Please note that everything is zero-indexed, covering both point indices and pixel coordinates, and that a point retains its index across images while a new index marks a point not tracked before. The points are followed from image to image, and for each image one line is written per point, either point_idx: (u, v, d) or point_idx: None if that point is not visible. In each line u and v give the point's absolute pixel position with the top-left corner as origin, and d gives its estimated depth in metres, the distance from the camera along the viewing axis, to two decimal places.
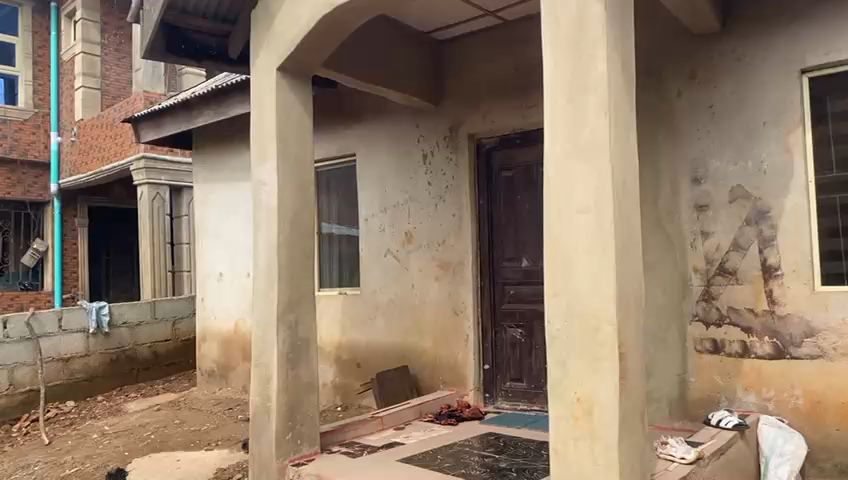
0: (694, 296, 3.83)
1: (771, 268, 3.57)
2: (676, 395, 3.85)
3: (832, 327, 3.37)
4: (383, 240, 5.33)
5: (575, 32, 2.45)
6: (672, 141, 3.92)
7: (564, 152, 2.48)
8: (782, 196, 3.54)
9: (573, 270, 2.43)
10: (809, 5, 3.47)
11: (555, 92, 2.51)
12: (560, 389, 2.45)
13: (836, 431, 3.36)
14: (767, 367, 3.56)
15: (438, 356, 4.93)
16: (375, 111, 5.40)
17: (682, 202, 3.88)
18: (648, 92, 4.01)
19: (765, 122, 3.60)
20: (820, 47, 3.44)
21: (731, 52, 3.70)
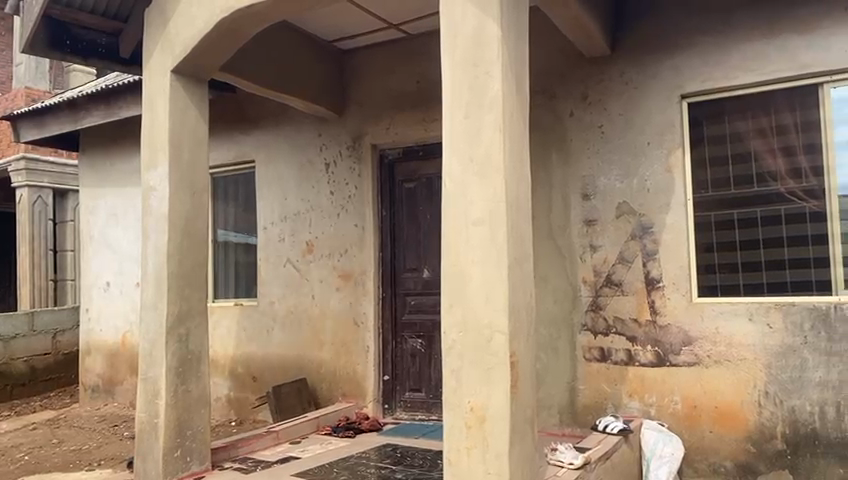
0: (583, 307, 3.99)
1: (653, 280, 3.78)
2: (566, 401, 4.00)
3: (706, 336, 3.62)
4: (282, 249, 5.23)
5: (472, 50, 2.51)
6: (564, 159, 4.08)
7: (460, 166, 2.53)
8: (664, 212, 3.77)
9: (468, 281, 2.48)
10: (689, 37, 3.72)
11: (452, 108, 2.56)
12: (455, 399, 2.48)
13: (709, 433, 3.59)
14: (649, 375, 3.76)
15: (337, 367, 4.88)
16: (275, 118, 5.31)
17: (573, 217, 4.04)
18: (543, 111, 4.17)
19: (649, 143, 3.82)
20: (698, 74, 3.69)
21: (620, 76, 3.92)
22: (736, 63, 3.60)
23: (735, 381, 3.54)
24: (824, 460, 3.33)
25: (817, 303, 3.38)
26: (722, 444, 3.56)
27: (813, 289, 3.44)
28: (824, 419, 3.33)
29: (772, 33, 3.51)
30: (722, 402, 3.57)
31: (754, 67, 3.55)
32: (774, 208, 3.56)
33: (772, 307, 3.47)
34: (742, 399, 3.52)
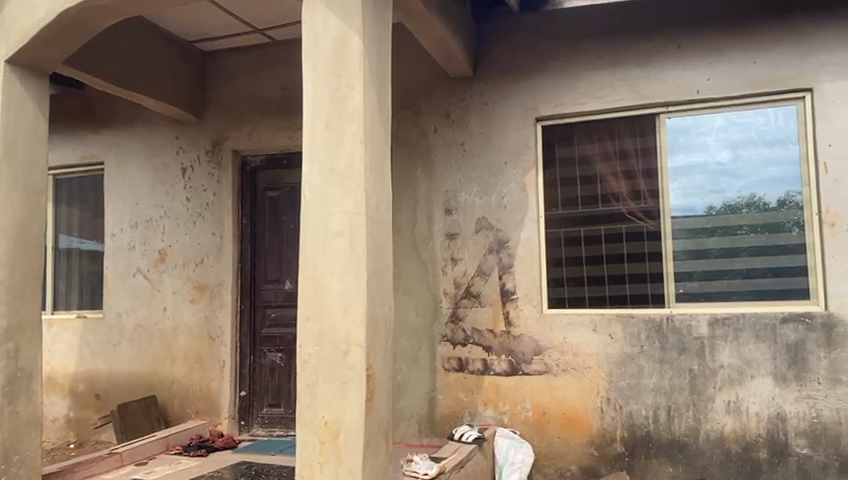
0: (443, 319, 4.07)
1: (508, 292, 3.94)
2: (425, 412, 4.06)
3: (555, 345, 3.82)
4: (132, 257, 4.91)
5: (335, 61, 2.50)
6: (428, 173, 4.16)
7: (321, 176, 2.50)
8: (519, 228, 3.94)
9: (326, 293, 2.45)
10: (544, 62, 3.94)
11: (314, 118, 2.52)
12: (308, 414, 2.44)
13: (557, 438, 3.78)
14: (503, 383, 3.90)
15: (190, 383, 4.64)
16: (129, 118, 5.00)
17: (435, 230, 4.12)
18: (408, 126, 4.23)
19: (506, 162, 3.99)
20: (551, 98, 3.92)
21: (480, 96, 4.07)
22: (585, 90, 3.85)
23: (581, 388, 3.75)
24: (656, 460, 3.61)
25: (652, 314, 3.67)
26: (568, 449, 3.76)
27: (649, 302, 3.73)
28: (657, 421, 3.62)
29: (617, 65, 3.80)
30: (568, 408, 3.77)
31: (601, 95, 3.82)
32: (616, 226, 3.83)
33: (613, 318, 3.73)
34: (586, 405, 3.74)
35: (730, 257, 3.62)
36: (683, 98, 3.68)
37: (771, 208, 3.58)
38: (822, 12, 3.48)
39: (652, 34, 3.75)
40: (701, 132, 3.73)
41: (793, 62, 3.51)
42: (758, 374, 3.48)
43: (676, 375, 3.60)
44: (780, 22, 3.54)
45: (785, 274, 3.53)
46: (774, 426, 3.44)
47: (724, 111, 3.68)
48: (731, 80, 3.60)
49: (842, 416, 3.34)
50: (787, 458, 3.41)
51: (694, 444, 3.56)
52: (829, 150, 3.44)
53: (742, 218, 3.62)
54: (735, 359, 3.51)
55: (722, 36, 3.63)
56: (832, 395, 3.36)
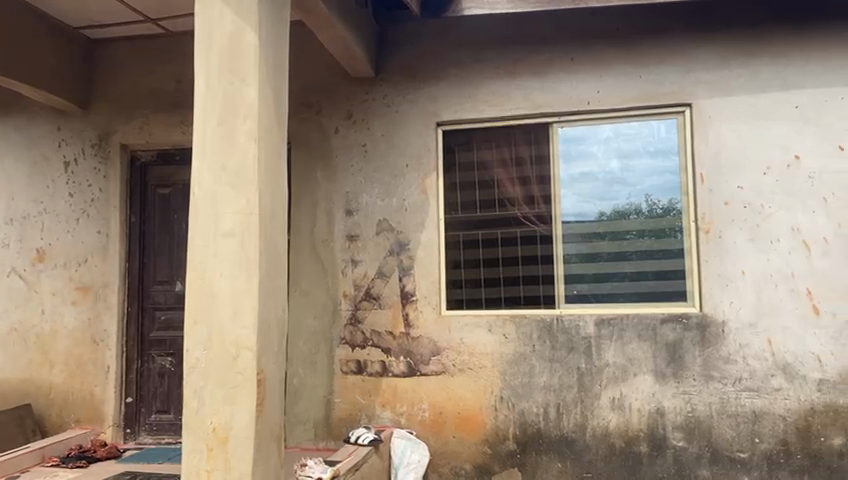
0: (342, 321, 4.04)
1: (407, 294, 3.97)
2: (321, 416, 4.01)
3: (452, 346, 3.88)
4: (6, 256, 4.56)
5: (228, 57, 2.43)
6: (328, 174, 4.12)
7: (211, 175, 2.42)
8: (419, 231, 3.97)
9: (216, 296, 2.38)
10: (445, 68, 3.99)
11: (206, 114, 2.44)
12: (195, 420, 2.36)
13: (453, 438, 3.84)
14: (401, 384, 3.92)
15: (70, 390, 4.36)
16: (4, 106, 4.65)
17: (335, 232, 4.09)
18: (308, 126, 4.17)
19: (407, 164, 4.02)
20: (451, 104, 3.98)
21: (382, 98, 4.07)
22: (483, 97, 3.94)
23: (476, 388, 3.83)
24: (546, 456, 3.74)
25: (544, 315, 3.80)
26: (462, 448, 3.83)
27: (541, 303, 3.86)
28: (547, 419, 3.75)
29: (514, 73, 3.91)
30: (463, 408, 3.84)
31: (499, 103, 3.92)
32: (512, 230, 3.93)
33: (508, 319, 3.83)
34: (480, 404, 3.82)
35: (618, 262, 3.81)
36: (575, 108, 3.83)
37: (655, 215, 3.79)
38: (700, 34, 3.73)
39: (547, 46, 3.88)
40: (592, 141, 3.90)
41: (674, 79, 3.74)
42: (640, 372, 3.67)
43: (566, 374, 3.74)
44: (663, 41, 3.76)
45: (667, 277, 3.75)
46: (653, 420, 3.65)
47: (612, 122, 3.87)
48: (619, 93, 3.79)
49: (714, 410, 3.59)
50: (665, 451, 3.63)
51: (580, 440, 3.71)
52: (705, 162, 3.69)
53: (629, 224, 3.82)
54: (618, 357, 3.70)
55: (611, 51, 3.81)
56: (705, 391, 3.60)
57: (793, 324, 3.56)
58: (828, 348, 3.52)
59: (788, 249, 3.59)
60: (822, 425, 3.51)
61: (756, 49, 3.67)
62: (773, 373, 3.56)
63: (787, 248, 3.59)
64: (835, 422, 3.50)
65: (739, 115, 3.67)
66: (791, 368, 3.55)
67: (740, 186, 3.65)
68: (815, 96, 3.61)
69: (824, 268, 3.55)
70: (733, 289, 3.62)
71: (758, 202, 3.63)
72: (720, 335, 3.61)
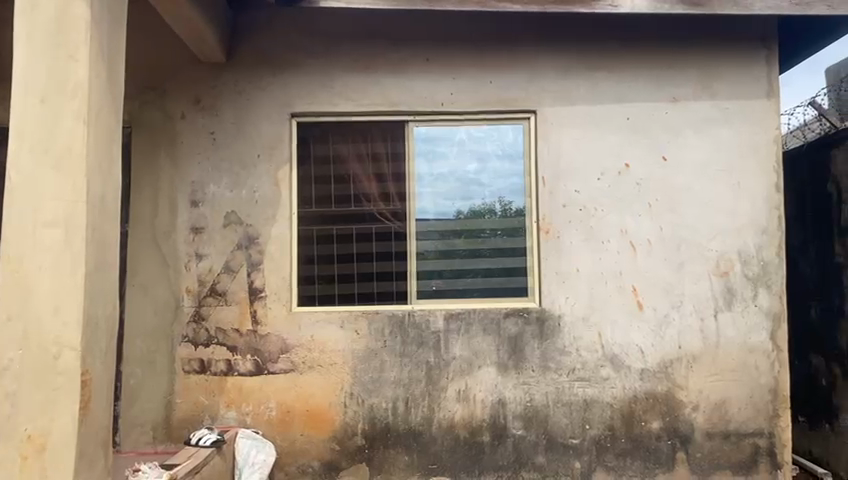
0: (184, 318, 3.84)
1: (256, 290, 3.85)
2: (160, 418, 3.80)
3: (302, 343, 3.82)
4: None
5: (53, 28, 2.22)
6: (172, 162, 3.89)
7: (31, 157, 2.20)
8: (269, 225, 3.87)
9: (34, 290, 2.17)
10: (300, 59, 3.91)
11: (26, 90, 2.22)
12: (7, 427, 2.14)
13: (300, 436, 3.79)
14: (247, 383, 3.81)
15: None
16: None
17: (179, 223, 3.88)
18: (151, 109, 3.91)
19: (259, 156, 3.90)
20: (306, 96, 3.91)
21: (233, 85, 3.91)
22: (339, 90, 3.91)
23: (325, 384, 3.80)
24: (393, 450, 3.79)
25: (395, 311, 3.84)
26: (310, 445, 3.79)
27: (393, 299, 3.90)
28: (395, 413, 3.80)
29: (370, 69, 3.91)
30: (312, 405, 3.79)
31: (354, 97, 3.90)
32: (366, 226, 3.93)
33: (359, 315, 3.82)
34: (329, 401, 3.80)
35: (473, 259, 3.96)
36: (430, 108, 3.91)
37: (508, 214, 3.97)
38: (546, 44, 3.94)
39: (404, 43, 3.92)
40: (445, 140, 3.99)
41: (521, 85, 3.92)
42: (485, 364, 3.82)
43: (414, 368, 3.81)
44: (513, 48, 3.93)
45: (516, 274, 3.94)
46: (495, 410, 3.81)
47: (465, 124, 3.98)
48: (471, 95, 3.91)
49: (550, 399, 3.82)
50: (505, 439, 3.81)
51: (427, 432, 3.80)
52: (547, 165, 3.90)
53: (484, 223, 3.97)
54: (465, 351, 3.82)
55: (464, 54, 3.92)
56: (542, 381, 3.82)
57: (620, 318, 3.86)
58: (649, 340, 3.86)
59: (618, 249, 3.89)
60: (643, 411, 3.84)
61: (596, 62, 3.94)
62: (603, 363, 3.85)
63: (616, 248, 3.89)
64: (653, 408, 3.85)
65: (578, 123, 3.92)
66: (617, 359, 3.85)
67: (577, 189, 3.90)
68: (644, 109, 3.94)
69: (647, 268, 3.89)
70: (569, 286, 3.86)
71: (593, 205, 3.89)
72: (557, 328, 3.84)
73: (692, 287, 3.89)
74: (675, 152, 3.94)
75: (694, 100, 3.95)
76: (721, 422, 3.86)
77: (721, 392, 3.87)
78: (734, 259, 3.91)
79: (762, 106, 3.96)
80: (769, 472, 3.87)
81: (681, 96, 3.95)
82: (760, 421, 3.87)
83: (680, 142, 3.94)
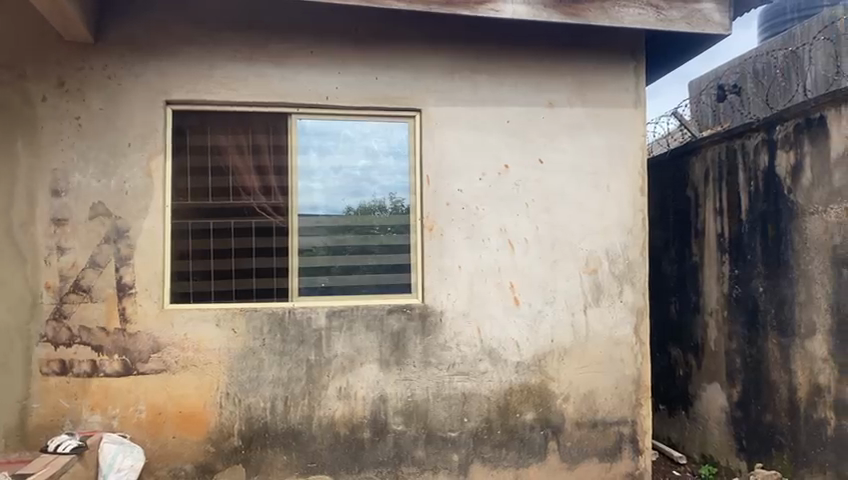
0: (43, 316, 3.57)
1: (125, 287, 3.63)
2: (14, 424, 3.51)
3: (175, 342, 3.65)
4: None
5: None
6: (31, 148, 3.60)
7: None
8: (140, 218, 3.66)
9: None
10: (177, 44, 3.73)
11: None
12: None
13: (172, 439, 3.63)
14: (114, 385, 3.60)
15: None
16: None
17: (38, 214, 3.59)
18: (6, 90, 3.60)
19: (130, 144, 3.68)
20: (182, 84, 3.73)
21: (102, 68, 3.67)
22: (218, 79, 3.76)
23: (200, 384, 3.66)
24: (272, 450, 3.72)
25: (275, 308, 3.76)
26: (183, 448, 3.64)
27: (273, 296, 3.81)
28: (274, 412, 3.72)
29: (252, 58, 3.79)
30: (186, 406, 3.64)
31: (234, 87, 3.77)
32: (245, 221, 3.81)
33: (237, 313, 3.70)
34: (204, 401, 3.66)
35: (362, 255, 3.94)
36: (314, 101, 3.85)
37: (399, 211, 3.98)
38: (431, 44, 3.99)
39: (287, 35, 3.83)
40: (330, 135, 3.94)
41: (406, 83, 3.95)
42: (366, 361, 3.82)
43: (294, 366, 3.74)
44: (398, 46, 3.95)
45: (403, 271, 3.97)
46: (376, 407, 3.82)
47: (348, 119, 3.95)
48: (355, 91, 3.89)
49: (430, 394, 3.88)
50: (386, 435, 3.83)
51: (307, 431, 3.75)
52: (431, 164, 3.95)
53: (374, 219, 3.96)
54: (346, 348, 3.80)
55: (349, 49, 3.89)
56: (423, 376, 3.87)
57: (498, 314, 3.98)
58: (524, 335, 4.01)
59: (497, 247, 4.01)
60: (518, 403, 3.99)
61: (478, 65, 4.04)
62: (481, 358, 3.95)
63: (495, 246, 4.00)
64: (528, 400, 4.00)
65: (460, 123, 4.00)
66: (495, 353, 3.97)
67: (460, 189, 3.98)
68: (522, 113, 4.08)
69: (524, 265, 4.03)
70: (450, 283, 3.93)
71: (474, 204, 3.99)
72: (438, 324, 3.91)
73: (565, 284, 4.08)
74: (551, 155, 4.11)
75: (568, 106, 4.14)
76: (589, 412, 4.08)
77: (589, 384, 4.08)
78: (602, 257, 4.14)
79: (629, 115, 4.22)
80: (631, 458, 4.14)
81: (557, 102, 4.13)
82: (625, 410, 4.13)
83: (556, 146, 4.12)
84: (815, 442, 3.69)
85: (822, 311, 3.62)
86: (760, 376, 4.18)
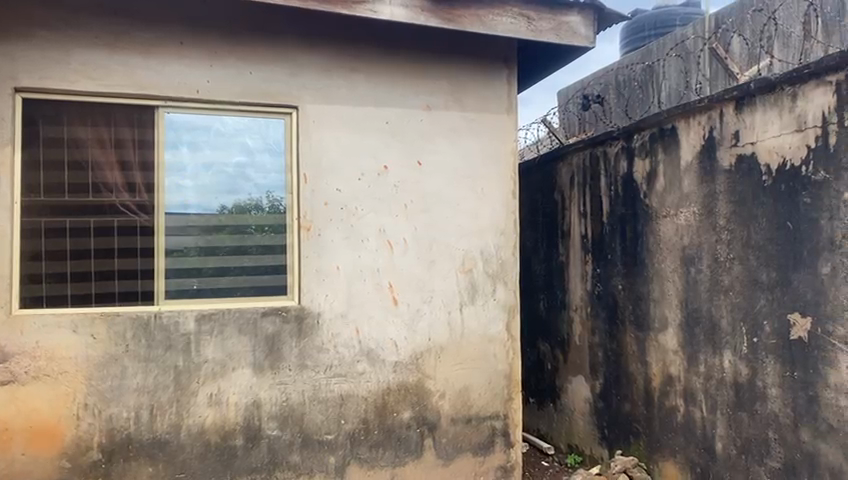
0: None
1: None
2: None
3: (25, 350, 3.36)
4: None
5: None
6: None
7: None
8: None
9: None
10: (29, 28, 3.44)
11: None
12: None
13: (21, 456, 3.35)
14: None
15: None
16: None
17: None
18: None
19: None
20: (34, 70, 3.44)
21: None
22: (76, 67, 3.50)
23: (54, 396, 3.40)
24: (136, 462, 3.52)
25: (139, 312, 3.55)
26: (34, 465, 3.37)
27: (138, 299, 3.60)
28: (138, 423, 3.52)
29: (115, 47, 3.56)
30: (37, 420, 3.37)
31: (95, 76, 3.52)
32: (106, 219, 3.56)
33: (97, 318, 3.46)
34: (58, 414, 3.40)
35: (237, 256, 3.79)
36: (183, 94, 3.67)
37: (275, 210, 3.87)
38: (308, 41, 3.93)
39: (154, 24, 3.63)
40: (200, 131, 3.76)
41: (282, 80, 3.86)
42: (239, 366, 3.70)
43: (161, 373, 3.55)
44: (275, 42, 3.85)
45: (279, 272, 3.86)
46: (250, 413, 3.71)
47: (221, 114, 3.80)
48: (228, 85, 3.76)
49: (306, 396, 3.82)
50: (260, 441, 3.73)
51: (175, 440, 3.58)
52: (308, 163, 3.89)
53: (248, 219, 3.82)
54: (218, 353, 3.66)
55: (222, 42, 3.75)
56: (299, 379, 3.80)
57: (376, 314, 3.99)
58: (402, 334, 4.05)
59: (375, 248, 4.01)
60: (395, 402, 4.02)
61: (355, 65, 4.03)
62: (359, 359, 3.94)
63: (374, 247, 4.01)
64: (405, 399, 4.04)
65: (338, 122, 3.97)
66: (373, 354, 3.97)
67: (337, 188, 3.94)
68: (401, 115, 4.12)
69: (402, 265, 4.06)
70: (327, 283, 3.89)
71: (352, 204, 3.97)
72: (315, 326, 3.85)
73: (442, 284, 4.16)
74: (428, 156, 4.17)
75: (445, 110, 4.23)
76: (463, 408, 4.18)
77: (464, 380, 4.19)
78: (477, 257, 4.25)
79: (502, 120, 4.37)
80: (503, 451, 4.28)
81: (434, 105, 4.20)
82: (497, 405, 4.27)
83: (433, 148, 4.18)
84: (667, 428, 3.99)
85: (673, 307, 3.93)
86: (620, 368, 4.47)
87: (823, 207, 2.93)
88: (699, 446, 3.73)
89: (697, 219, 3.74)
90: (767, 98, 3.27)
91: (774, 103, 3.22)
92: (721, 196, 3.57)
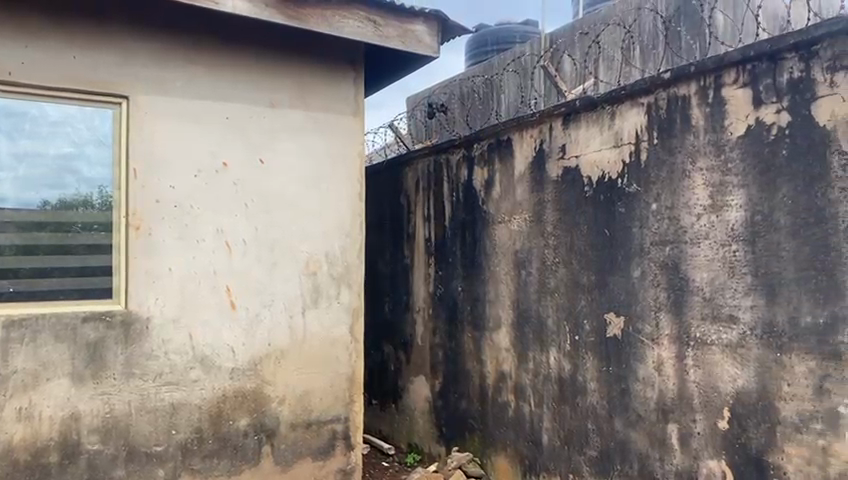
0: None
1: None
2: None
3: None
4: None
5: None
6: None
7: None
8: None
9: None
10: None
11: None
12: None
13: None
14: None
15: None
16: None
17: None
18: None
19: None
20: None
21: None
22: None
23: None
24: None
25: None
26: None
27: None
28: None
29: None
30: None
31: None
32: None
33: None
34: None
35: (60, 255, 3.44)
36: None
37: (101, 207, 3.57)
38: (142, 28, 3.69)
39: None
40: (13, 117, 3.39)
41: (111, 67, 3.59)
42: (55, 376, 3.39)
43: None
44: (104, 27, 3.59)
45: (108, 274, 3.56)
46: (67, 427, 3.41)
47: (39, 101, 3.46)
48: (47, 70, 3.43)
49: (132, 407, 3.58)
50: (78, 457, 3.44)
51: None
52: (139, 158, 3.64)
53: (71, 215, 3.49)
54: (29, 362, 3.33)
55: (42, 22, 3.44)
56: (124, 389, 3.55)
57: (212, 318, 3.83)
58: (240, 339, 3.91)
59: (212, 249, 3.84)
60: (231, 410, 3.88)
61: (195, 58, 3.84)
62: (192, 365, 3.76)
63: (210, 248, 3.84)
64: (242, 406, 3.91)
65: (174, 116, 3.76)
66: (208, 360, 3.81)
67: (171, 185, 3.73)
68: (242, 112, 3.99)
69: (241, 268, 3.93)
70: (158, 286, 3.67)
71: (188, 202, 3.78)
72: (143, 332, 3.62)
73: (283, 286, 4.07)
74: (271, 155, 4.08)
75: (289, 109, 4.15)
76: (303, 413, 4.12)
77: (305, 385, 4.13)
78: (321, 259, 4.22)
79: (348, 122, 4.37)
80: (344, 454, 4.27)
81: (278, 104, 4.11)
82: (338, 408, 4.25)
83: (276, 147, 4.09)
84: (500, 423, 4.19)
85: (506, 307, 4.13)
86: (457, 367, 4.62)
87: (635, 216, 3.23)
88: (527, 439, 3.95)
89: (527, 225, 3.97)
90: (590, 115, 3.54)
91: (596, 120, 3.50)
92: (550, 204, 3.81)
